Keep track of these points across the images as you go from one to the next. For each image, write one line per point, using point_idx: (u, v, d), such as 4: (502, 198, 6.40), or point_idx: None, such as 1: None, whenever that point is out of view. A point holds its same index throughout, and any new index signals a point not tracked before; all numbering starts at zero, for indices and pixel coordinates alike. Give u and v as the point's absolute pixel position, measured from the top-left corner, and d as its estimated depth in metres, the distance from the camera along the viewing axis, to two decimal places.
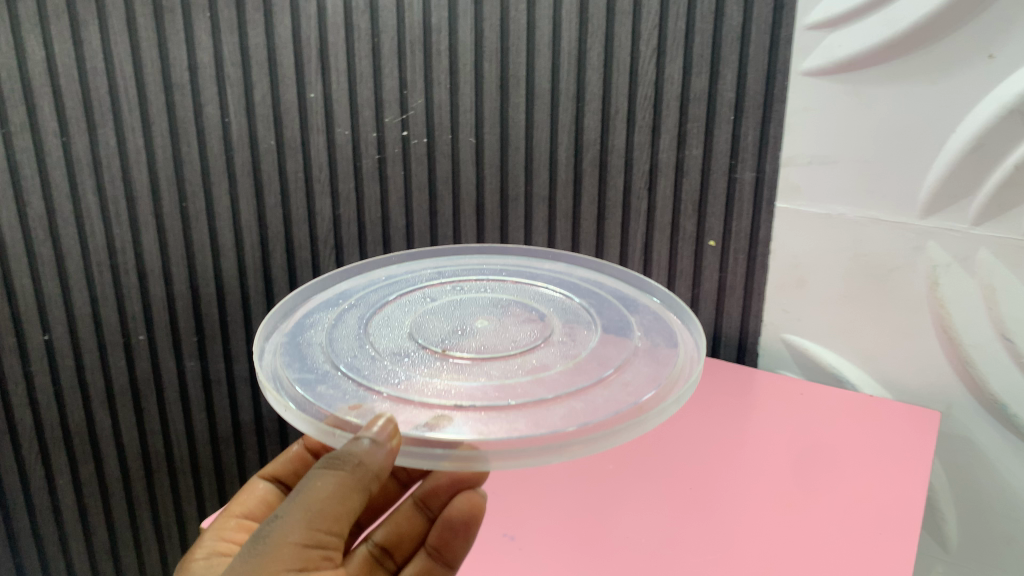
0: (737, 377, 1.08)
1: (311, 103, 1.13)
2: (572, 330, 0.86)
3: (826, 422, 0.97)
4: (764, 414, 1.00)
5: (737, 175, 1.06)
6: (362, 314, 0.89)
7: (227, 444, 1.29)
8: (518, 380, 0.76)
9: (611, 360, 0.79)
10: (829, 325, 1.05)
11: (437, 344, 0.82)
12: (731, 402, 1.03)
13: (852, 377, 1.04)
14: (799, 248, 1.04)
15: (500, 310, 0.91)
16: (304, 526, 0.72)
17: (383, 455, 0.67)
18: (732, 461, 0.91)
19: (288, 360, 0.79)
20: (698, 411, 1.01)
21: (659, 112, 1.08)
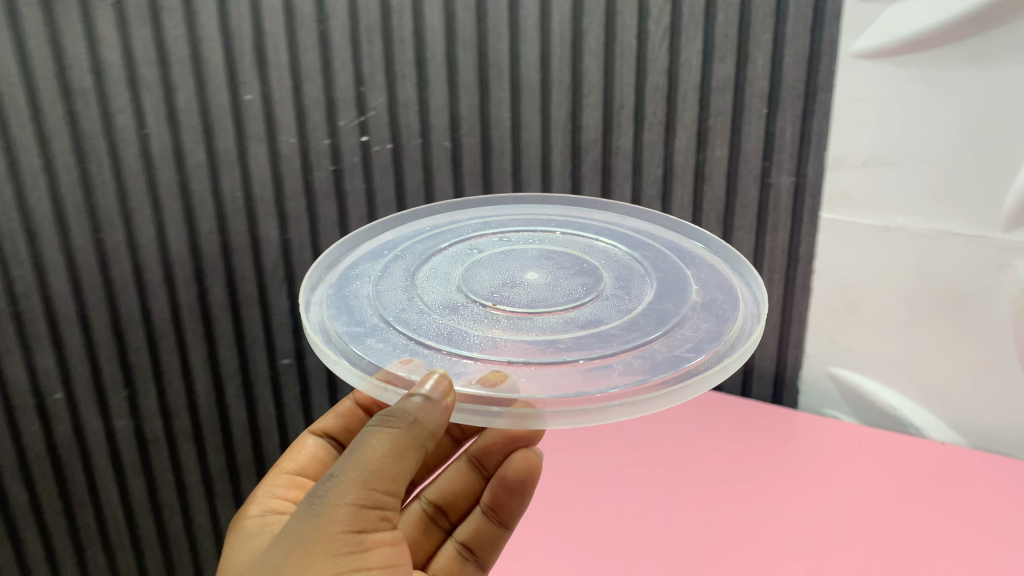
0: (802, 422, 0.90)
1: (248, 107, 0.92)
2: (628, 280, 0.75)
3: (911, 493, 0.79)
4: (840, 474, 0.82)
5: (772, 179, 0.87)
6: (407, 261, 0.78)
7: (172, 510, 1.10)
8: (570, 333, 0.67)
9: (669, 314, 0.69)
10: (885, 358, 0.87)
11: (489, 296, 0.72)
12: (797, 462, 0.85)
13: (917, 420, 0.87)
14: (849, 266, 0.87)
15: (553, 262, 0.79)
16: (360, 484, 0.62)
17: (439, 414, 0.59)
18: (806, 555, 0.72)
19: (333, 310, 0.70)
20: (762, 472, 0.84)
21: (674, 106, 0.89)
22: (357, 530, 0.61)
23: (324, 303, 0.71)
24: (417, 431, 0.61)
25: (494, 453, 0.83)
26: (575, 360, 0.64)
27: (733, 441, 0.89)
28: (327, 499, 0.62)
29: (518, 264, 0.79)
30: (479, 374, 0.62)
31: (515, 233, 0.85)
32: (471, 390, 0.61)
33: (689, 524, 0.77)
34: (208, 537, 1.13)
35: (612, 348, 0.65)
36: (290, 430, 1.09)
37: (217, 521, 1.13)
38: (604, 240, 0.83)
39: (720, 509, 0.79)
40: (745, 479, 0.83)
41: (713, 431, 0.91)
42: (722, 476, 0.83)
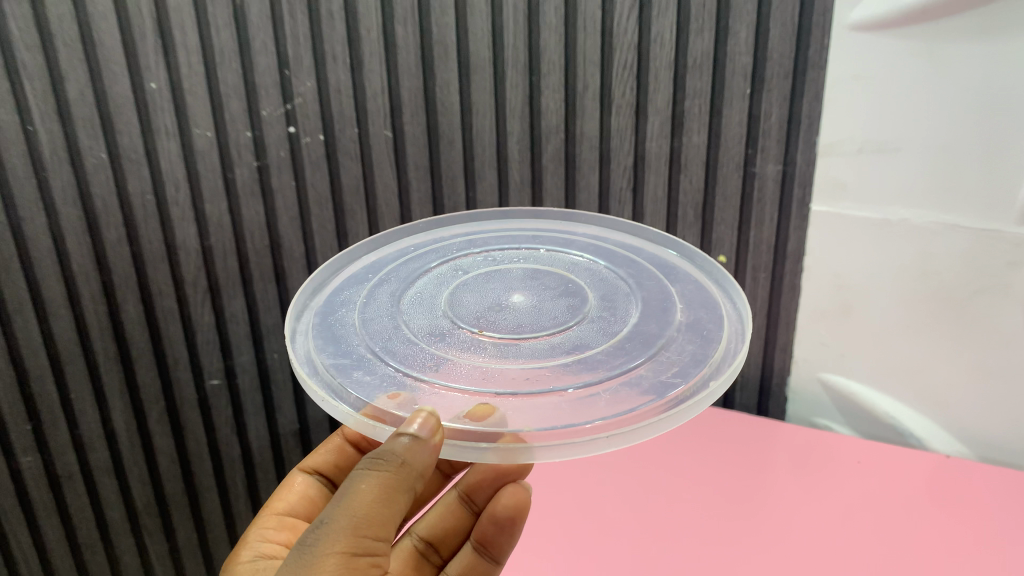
0: (794, 448, 0.80)
1: (153, 97, 0.79)
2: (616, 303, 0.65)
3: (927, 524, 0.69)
4: (849, 509, 0.72)
5: (755, 168, 0.78)
6: (392, 280, 0.69)
7: (94, 550, 0.98)
8: (559, 358, 0.58)
9: (656, 334, 0.59)
10: (882, 363, 0.79)
11: (475, 321, 0.63)
12: (796, 493, 0.74)
13: (916, 430, 0.79)
14: (842, 263, 0.78)
15: (540, 286, 0.68)
16: (350, 530, 0.53)
17: (427, 456, 0.52)
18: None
19: (315, 336, 0.61)
20: (759, 510, 0.73)
21: (645, 86, 0.78)
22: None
23: (309, 331, 0.62)
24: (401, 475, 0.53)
25: (485, 487, 0.71)
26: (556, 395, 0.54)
27: (723, 473, 0.78)
28: (317, 550, 0.53)
29: (500, 283, 0.69)
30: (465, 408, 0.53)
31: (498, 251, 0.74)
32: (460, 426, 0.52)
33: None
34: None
35: (597, 375, 0.55)
36: (223, 455, 0.97)
37: (146, 560, 1.01)
38: (580, 257, 0.72)
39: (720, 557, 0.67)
40: (742, 518, 0.72)
41: (698, 462, 0.80)
42: (713, 512, 0.73)
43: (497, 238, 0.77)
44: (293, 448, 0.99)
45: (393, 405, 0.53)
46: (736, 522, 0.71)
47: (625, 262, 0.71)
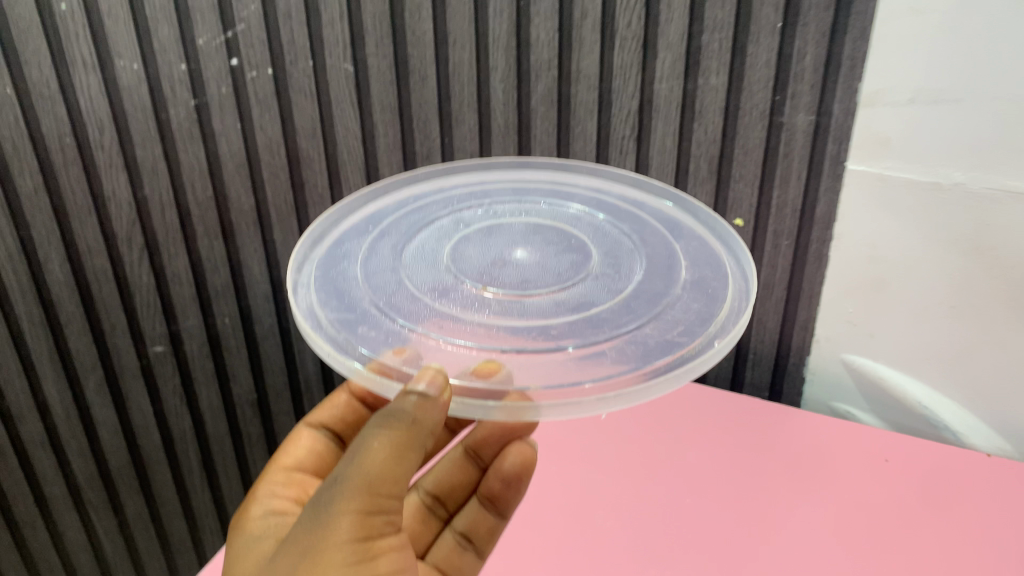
0: (812, 439, 0.70)
1: (62, 20, 0.65)
2: (624, 262, 0.54)
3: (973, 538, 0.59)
4: (883, 518, 0.62)
5: (784, 118, 0.65)
6: (393, 225, 0.58)
7: (34, 526, 0.89)
8: (555, 319, 0.49)
9: (661, 291, 0.50)
10: (919, 346, 0.69)
11: (479, 276, 0.53)
12: (819, 496, 0.64)
13: (953, 422, 0.69)
14: (879, 231, 0.66)
15: (545, 255, 0.55)
16: (363, 488, 0.45)
17: (438, 415, 0.44)
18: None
19: (316, 289, 0.51)
20: (781, 517, 0.62)
21: (655, 17, 0.65)
22: (365, 539, 0.45)
23: (311, 283, 0.52)
24: (415, 433, 0.45)
25: (492, 444, 0.65)
26: (553, 357, 0.46)
27: (733, 469, 0.67)
28: (327, 506, 0.45)
29: (497, 240, 0.57)
30: (471, 364, 0.46)
31: (500, 209, 0.60)
32: (468, 383, 0.44)
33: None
34: (82, 554, 0.92)
35: (598, 335, 0.47)
36: (173, 427, 0.88)
37: (93, 535, 0.92)
38: (579, 207, 0.61)
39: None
40: (761, 527, 0.61)
41: (703, 456, 0.69)
42: (726, 518, 0.62)
43: (497, 189, 0.63)
44: (252, 418, 0.89)
45: (399, 360, 0.45)
46: (753, 531, 0.61)
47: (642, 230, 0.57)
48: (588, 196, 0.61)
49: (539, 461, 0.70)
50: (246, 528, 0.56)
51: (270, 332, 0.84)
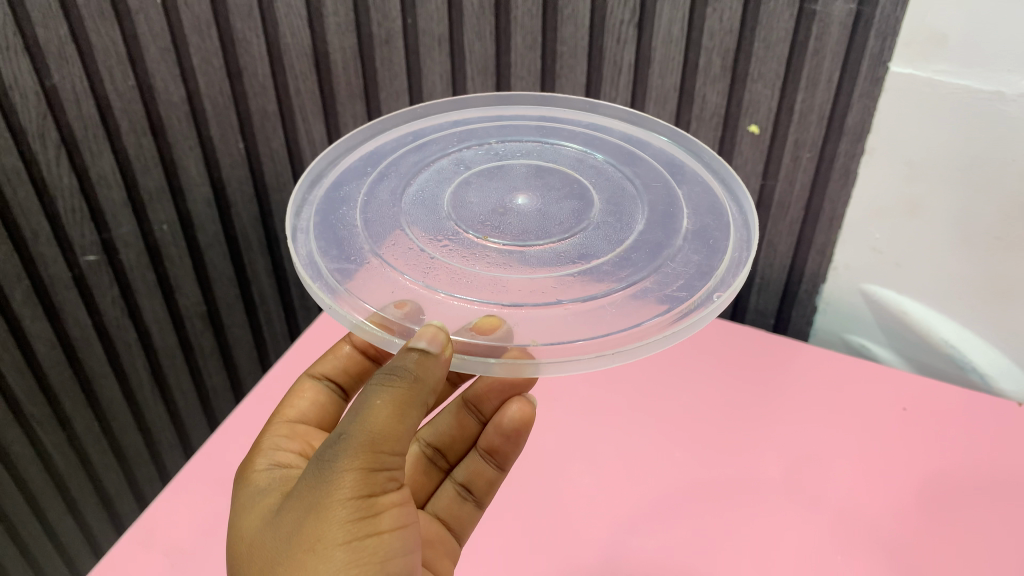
0: (817, 381, 0.62)
1: None
2: (633, 212, 0.44)
3: (1004, 498, 0.53)
4: (903, 476, 0.55)
5: (817, 5, 0.53)
6: (392, 164, 0.48)
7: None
8: (551, 272, 0.40)
9: (661, 242, 0.41)
10: (952, 280, 0.60)
11: (482, 225, 0.43)
12: (827, 447, 0.57)
13: (981, 364, 0.61)
14: (921, 146, 0.56)
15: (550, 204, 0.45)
16: (367, 443, 0.36)
17: (439, 373, 0.36)
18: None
19: (315, 236, 0.42)
20: (787, 473, 0.56)
21: None
22: (368, 496, 0.36)
23: (310, 228, 0.42)
24: (416, 392, 0.36)
25: (494, 398, 0.54)
26: (548, 311, 0.38)
27: (728, 415, 0.60)
28: (327, 462, 0.36)
29: (489, 186, 0.47)
30: (469, 318, 0.38)
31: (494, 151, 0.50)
32: (468, 340, 0.37)
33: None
34: (41, 492, 0.79)
35: (599, 288, 0.39)
36: (117, 341, 0.77)
37: (47, 470, 0.78)
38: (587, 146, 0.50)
39: (744, 549, 0.51)
40: (764, 484, 0.55)
41: (694, 402, 0.62)
42: (726, 476, 0.56)
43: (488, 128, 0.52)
44: (203, 331, 0.82)
45: (400, 315, 0.38)
46: (756, 492, 0.54)
47: (649, 175, 0.47)
48: (582, 134, 0.51)
49: None
50: (248, 484, 0.43)
51: (215, 240, 0.77)
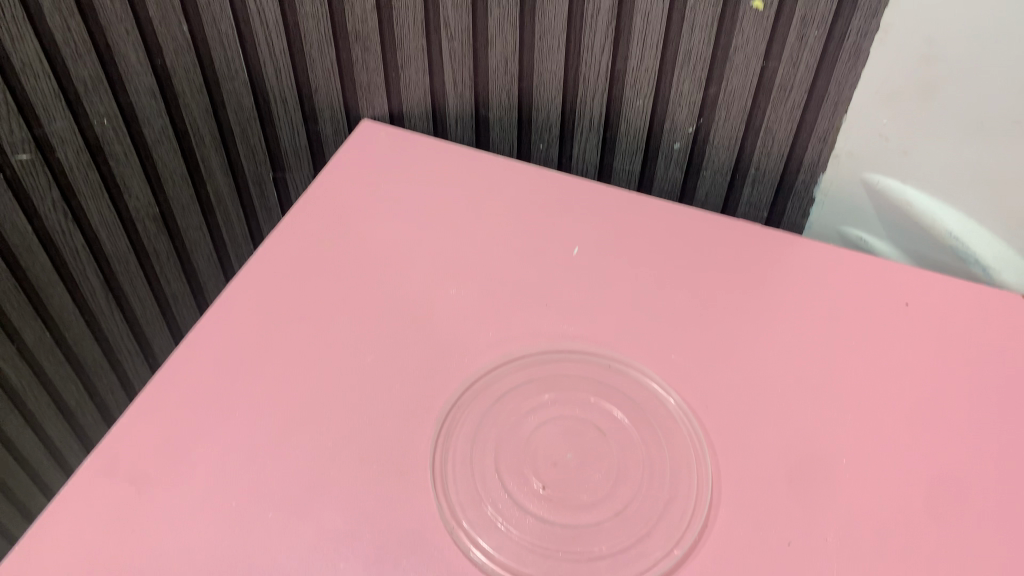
0: (821, 273, 0.58)
1: None
2: (612, 483, 0.48)
3: (1004, 395, 0.52)
4: (902, 370, 0.53)
5: None
6: None
7: None
8: (529, 554, 0.45)
9: (623, 533, 0.46)
10: (960, 167, 0.56)
11: None
12: (828, 340, 0.55)
13: (985, 256, 0.58)
14: (940, 21, 0.51)
15: (540, 479, 0.48)
16: None
17: None
18: (908, 547, 0.45)
19: None
20: (789, 369, 0.53)
21: None
22: None
23: None
24: None
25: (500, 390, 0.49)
26: None
27: (727, 305, 0.57)
28: None
29: (489, 448, 0.49)
30: None
31: (508, 399, 0.51)
32: None
33: (688, 491, 0.47)
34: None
35: None
36: (60, 246, 0.72)
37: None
38: (612, 405, 0.51)
39: (741, 447, 0.49)
40: (763, 382, 0.52)
41: (696, 305, 0.56)
42: (726, 371, 0.53)
43: (511, 372, 0.52)
44: (158, 235, 0.76)
45: None
46: (758, 390, 0.52)
47: (636, 457, 0.49)
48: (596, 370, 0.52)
49: (500, 288, 0.57)
50: None
51: (163, 135, 0.69)
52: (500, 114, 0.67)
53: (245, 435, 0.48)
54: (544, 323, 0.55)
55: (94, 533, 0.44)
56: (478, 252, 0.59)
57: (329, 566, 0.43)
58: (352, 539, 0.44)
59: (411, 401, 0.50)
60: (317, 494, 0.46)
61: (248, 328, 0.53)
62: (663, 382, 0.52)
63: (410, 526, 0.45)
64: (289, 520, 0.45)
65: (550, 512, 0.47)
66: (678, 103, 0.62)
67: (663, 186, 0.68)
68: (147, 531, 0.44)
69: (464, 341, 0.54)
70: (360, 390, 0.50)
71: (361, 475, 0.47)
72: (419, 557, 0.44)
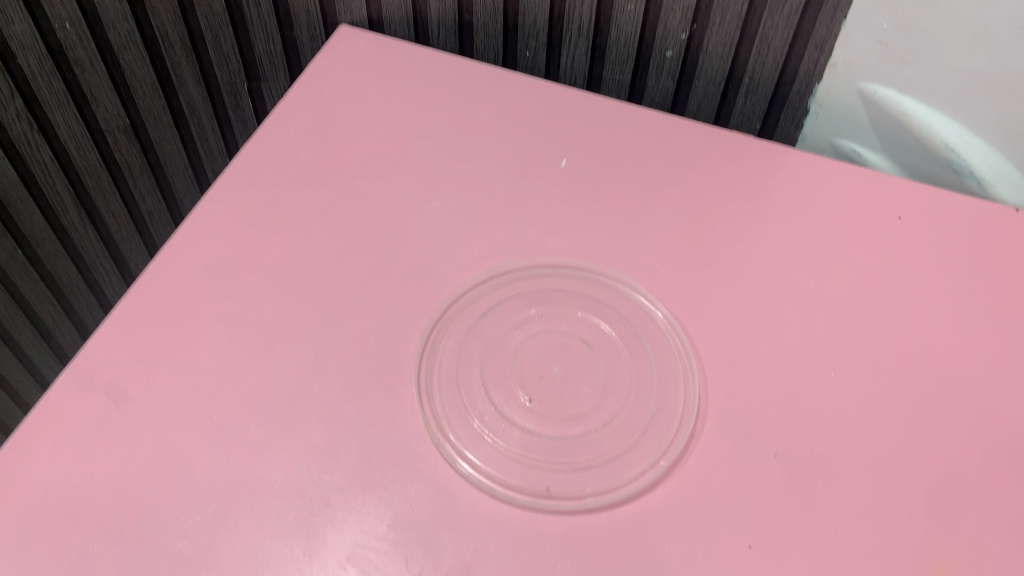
0: (814, 186, 0.57)
1: None
2: (598, 396, 0.47)
3: (993, 309, 0.51)
4: (892, 284, 0.52)
5: None
6: None
7: None
8: (513, 465, 0.44)
9: (609, 446, 0.46)
10: (959, 77, 0.54)
11: None
12: (819, 252, 0.54)
13: (980, 168, 0.57)
14: None
15: (525, 393, 0.47)
16: None
17: None
18: (893, 458, 0.45)
19: None
20: (778, 283, 0.52)
21: None
22: None
23: None
24: None
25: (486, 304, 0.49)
26: None
27: (716, 218, 0.55)
28: None
29: (474, 362, 0.48)
30: None
31: (494, 313, 0.50)
32: None
33: (675, 403, 0.47)
34: None
35: None
36: (26, 160, 0.69)
37: None
38: (600, 320, 0.51)
39: (728, 360, 0.48)
40: (752, 295, 0.51)
41: (685, 218, 0.55)
42: (715, 284, 0.52)
43: (496, 287, 0.51)
44: (129, 148, 0.73)
45: None
46: (747, 303, 0.51)
47: (622, 370, 0.49)
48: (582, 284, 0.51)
49: (484, 200, 0.55)
50: None
51: (129, 41, 0.66)
52: (485, 19, 0.65)
53: (224, 349, 0.47)
54: (531, 235, 0.54)
55: (71, 448, 0.43)
56: (462, 163, 0.57)
57: (312, 479, 0.43)
58: (336, 451, 0.44)
59: (395, 314, 0.49)
60: (300, 407, 0.45)
61: (225, 239, 0.52)
62: (651, 295, 0.51)
63: (395, 438, 0.44)
64: (271, 433, 0.44)
65: (536, 424, 0.46)
66: (671, 8, 0.60)
67: (654, 96, 0.67)
68: (126, 444, 0.43)
69: (449, 253, 0.52)
70: (341, 305, 0.49)
71: (344, 389, 0.46)
72: (403, 469, 0.43)
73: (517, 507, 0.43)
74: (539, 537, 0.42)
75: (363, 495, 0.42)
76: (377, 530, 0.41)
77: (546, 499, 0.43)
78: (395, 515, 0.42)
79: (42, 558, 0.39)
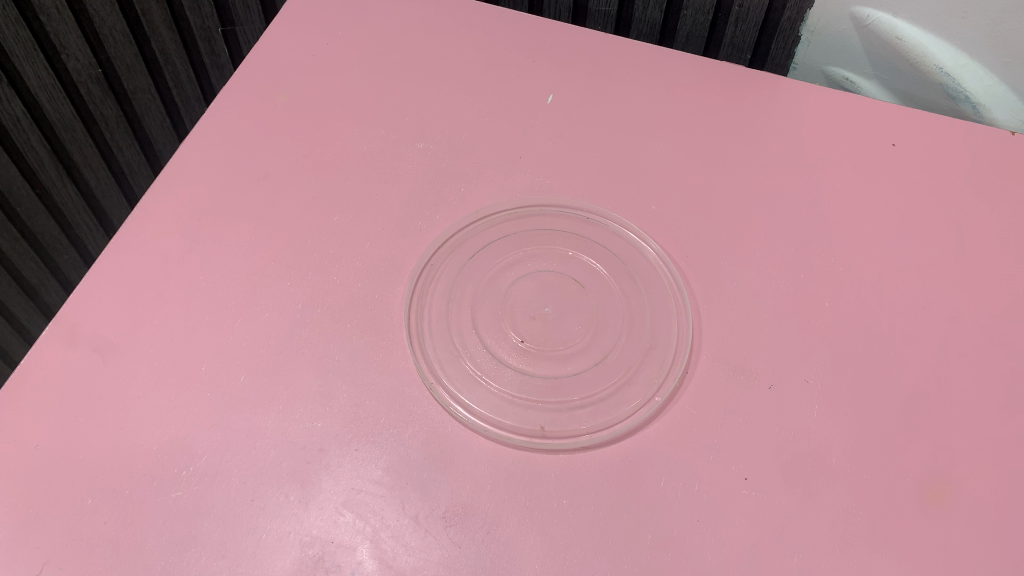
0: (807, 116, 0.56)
1: None
2: (591, 334, 0.47)
3: (987, 233, 0.51)
4: (885, 212, 0.52)
5: None
6: None
7: None
8: (507, 407, 0.44)
9: (601, 385, 0.45)
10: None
11: None
12: (812, 182, 0.53)
13: (975, 91, 0.56)
14: None
15: (518, 332, 0.47)
16: None
17: None
18: (888, 387, 0.45)
19: None
20: (773, 216, 0.51)
21: None
22: None
23: None
24: None
25: None
26: None
27: (710, 151, 0.54)
28: None
29: (465, 306, 0.48)
30: None
31: (484, 257, 0.50)
32: None
33: (668, 340, 0.47)
34: None
35: None
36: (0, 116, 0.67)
37: None
38: (590, 258, 0.50)
39: (722, 296, 0.48)
40: (747, 228, 0.50)
41: (676, 152, 0.54)
42: (708, 217, 0.51)
43: (486, 229, 0.50)
44: (103, 98, 0.71)
45: None
46: (741, 235, 0.50)
47: (614, 308, 0.48)
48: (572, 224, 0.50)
49: (470, 141, 0.54)
50: None
51: None
52: None
53: (209, 298, 0.46)
54: (518, 172, 0.52)
55: (60, 406, 0.42)
56: (446, 101, 0.56)
57: (305, 425, 0.42)
58: (328, 397, 0.43)
59: (382, 259, 0.48)
60: (289, 355, 0.44)
61: (206, 187, 0.50)
62: (639, 230, 0.50)
63: (388, 384, 0.44)
64: (262, 382, 0.43)
65: (528, 364, 0.46)
66: None
67: (642, 27, 0.66)
68: (116, 398, 0.42)
69: (436, 195, 0.51)
70: (327, 252, 0.48)
71: (333, 334, 0.45)
72: (395, 415, 0.43)
73: (511, 447, 0.42)
74: (534, 476, 0.41)
75: (356, 440, 0.42)
76: (372, 474, 0.41)
77: (541, 438, 0.43)
78: (390, 459, 0.41)
79: (35, 512, 0.39)
